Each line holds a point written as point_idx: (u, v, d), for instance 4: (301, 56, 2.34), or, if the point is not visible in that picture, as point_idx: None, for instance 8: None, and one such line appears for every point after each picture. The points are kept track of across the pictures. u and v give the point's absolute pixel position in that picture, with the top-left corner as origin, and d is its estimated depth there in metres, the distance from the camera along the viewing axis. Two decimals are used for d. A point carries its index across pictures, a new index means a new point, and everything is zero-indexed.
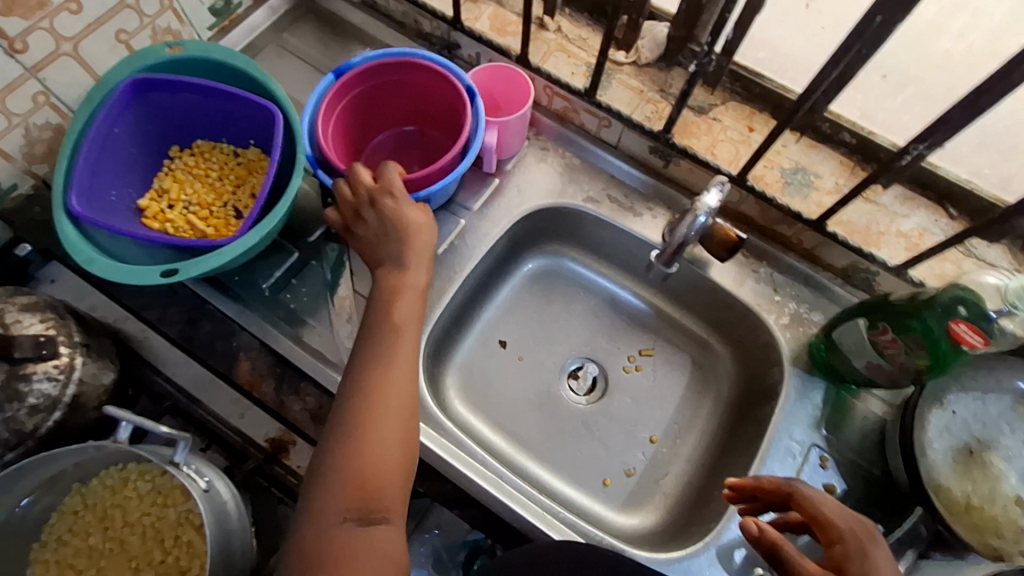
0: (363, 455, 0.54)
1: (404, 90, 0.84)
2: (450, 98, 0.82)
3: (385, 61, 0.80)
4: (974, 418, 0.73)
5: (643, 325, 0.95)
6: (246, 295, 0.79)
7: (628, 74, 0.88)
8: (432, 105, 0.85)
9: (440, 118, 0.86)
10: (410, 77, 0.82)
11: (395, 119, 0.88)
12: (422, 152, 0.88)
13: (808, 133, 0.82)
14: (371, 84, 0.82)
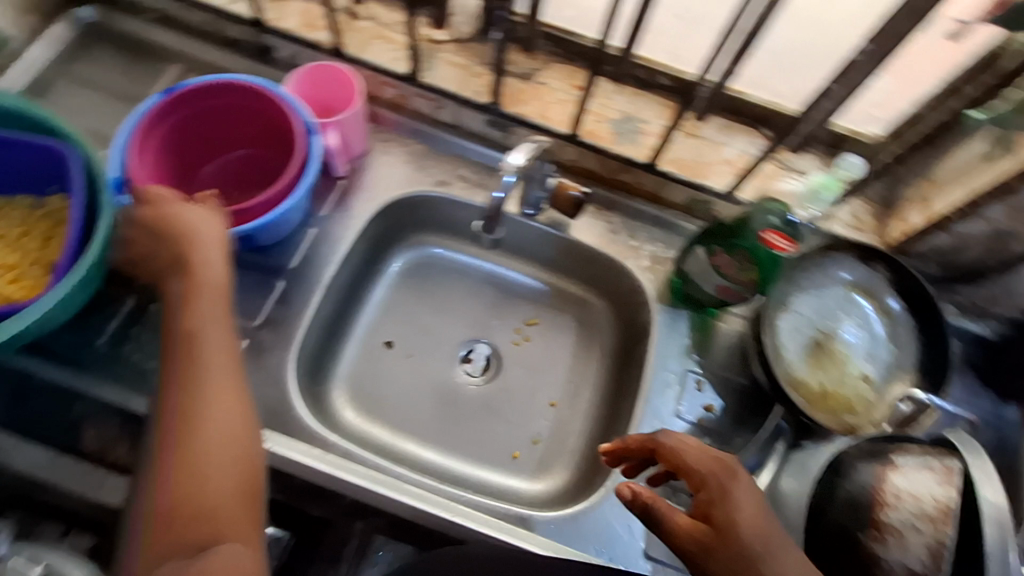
0: (178, 482, 0.50)
1: (231, 115, 0.78)
2: (281, 122, 0.77)
3: (204, 87, 0.74)
4: (816, 314, 0.80)
5: (523, 297, 0.96)
6: (75, 356, 0.71)
7: (450, 51, 0.87)
8: (263, 128, 0.79)
9: (274, 142, 0.80)
10: (235, 101, 0.76)
11: (226, 145, 0.82)
12: (260, 178, 0.83)
13: (627, 82, 0.85)
14: (192, 109, 0.76)
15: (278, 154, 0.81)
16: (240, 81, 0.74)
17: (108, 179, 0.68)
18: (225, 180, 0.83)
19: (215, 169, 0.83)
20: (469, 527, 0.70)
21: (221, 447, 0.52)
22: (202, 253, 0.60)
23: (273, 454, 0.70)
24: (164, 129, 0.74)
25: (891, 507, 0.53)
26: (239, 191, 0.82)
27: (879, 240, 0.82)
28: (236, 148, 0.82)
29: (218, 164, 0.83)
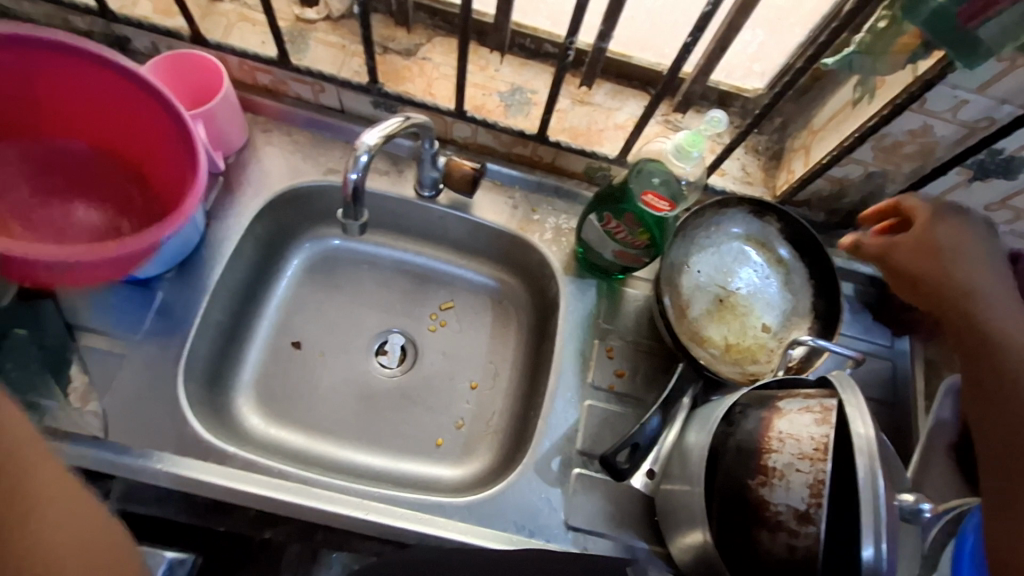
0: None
1: (111, 106, 0.71)
2: (176, 145, 0.70)
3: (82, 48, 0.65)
4: (715, 270, 0.81)
5: (434, 282, 0.93)
6: None
7: (325, 30, 0.83)
8: (145, 130, 0.72)
9: (157, 154, 0.73)
10: (117, 82, 0.68)
11: (93, 127, 0.73)
12: (122, 198, 0.75)
13: (513, 52, 0.84)
14: (51, 61, 0.66)
15: (159, 171, 0.74)
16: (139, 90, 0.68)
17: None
18: (72, 169, 0.75)
19: (65, 151, 0.74)
20: (386, 524, 0.68)
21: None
22: None
23: (168, 475, 0.66)
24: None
25: (776, 451, 0.55)
26: (88, 198, 0.74)
27: (769, 193, 0.84)
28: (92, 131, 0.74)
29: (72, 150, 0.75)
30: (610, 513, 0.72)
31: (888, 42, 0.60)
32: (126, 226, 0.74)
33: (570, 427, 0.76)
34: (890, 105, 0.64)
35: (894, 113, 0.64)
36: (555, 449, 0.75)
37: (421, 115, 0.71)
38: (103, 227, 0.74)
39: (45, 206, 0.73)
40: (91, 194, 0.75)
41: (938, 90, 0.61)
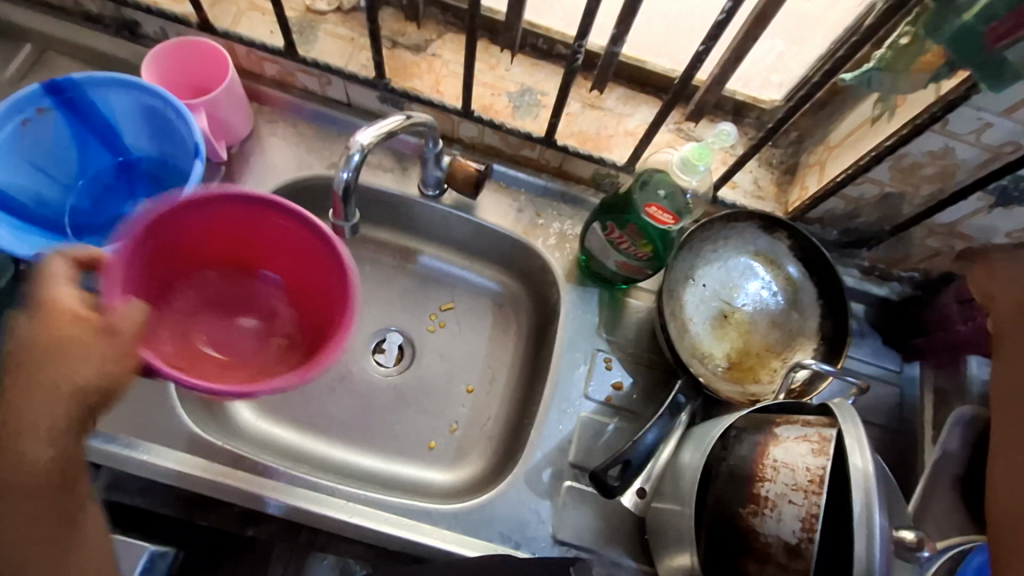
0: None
1: (278, 245, 0.67)
2: (327, 259, 0.64)
3: (275, 203, 0.62)
4: (721, 285, 0.80)
5: (435, 282, 0.92)
6: None
7: (334, 22, 0.82)
8: (308, 267, 0.67)
9: (316, 290, 0.68)
10: (298, 235, 0.64)
11: (252, 254, 0.69)
12: (281, 309, 0.72)
13: (525, 53, 0.82)
14: (242, 216, 0.64)
15: (314, 300, 0.69)
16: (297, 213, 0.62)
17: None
18: (238, 304, 0.71)
19: (222, 281, 0.71)
20: (369, 529, 0.67)
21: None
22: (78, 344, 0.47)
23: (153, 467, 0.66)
24: (189, 227, 0.63)
25: (769, 480, 0.52)
26: (252, 313, 0.72)
27: (781, 209, 0.81)
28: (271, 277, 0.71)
29: (244, 290, 0.72)
30: (599, 528, 0.71)
31: (910, 59, 0.58)
32: (280, 329, 0.71)
33: (563, 438, 0.75)
34: (910, 126, 0.62)
35: (915, 134, 0.62)
36: (547, 460, 0.73)
37: (425, 114, 0.70)
38: (266, 342, 0.71)
39: (222, 317, 0.71)
40: (251, 308, 0.72)
41: (961, 111, 0.59)
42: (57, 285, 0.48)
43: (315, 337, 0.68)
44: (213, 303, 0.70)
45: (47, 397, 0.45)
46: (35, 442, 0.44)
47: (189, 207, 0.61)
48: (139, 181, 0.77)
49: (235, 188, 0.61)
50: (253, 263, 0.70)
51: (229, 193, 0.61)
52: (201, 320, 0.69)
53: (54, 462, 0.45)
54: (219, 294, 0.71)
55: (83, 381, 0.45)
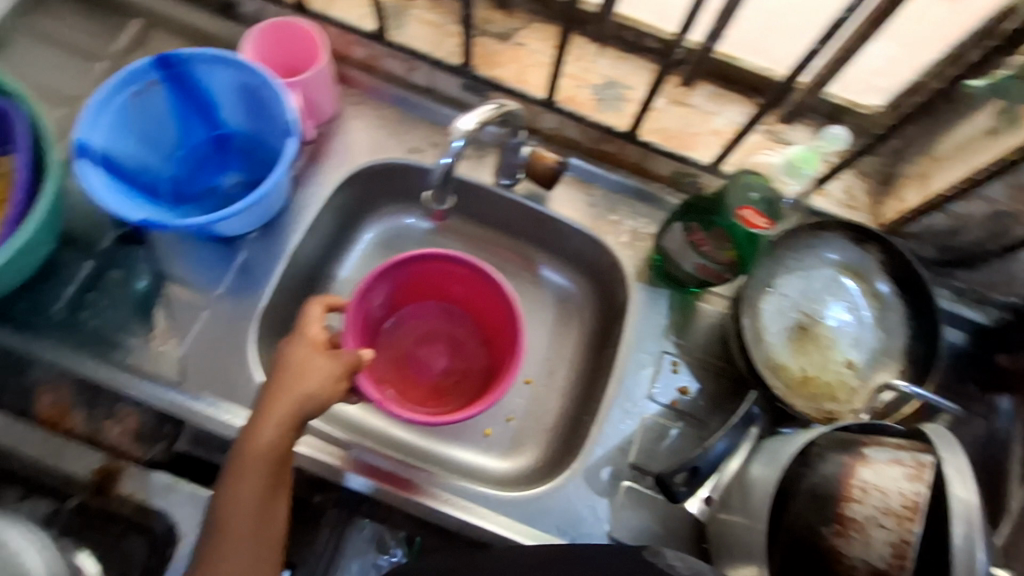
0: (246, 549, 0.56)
1: (453, 282, 0.81)
2: (504, 303, 0.77)
3: (459, 260, 0.77)
4: (801, 296, 0.76)
5: (501, 271, 0.92)
6: (35, 322, 0.70)
7: (424, 9, 0.83)
8: (486, 305, 0.81)
9: (490, 318, 0.82)
10: (475, 282, 0.79)
11: (437, 297, 0.85)
12: (462, 340, 0.85)
13: (612, 44, 0.80)
14: (427, 269, 0.80)
15: (490, 327, 0.83)
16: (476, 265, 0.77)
17: (77, 141, 0.66)
18: (421, 329, 0.85)
19: (412, 317, 0.85)
20: (430, 507, 0.69)
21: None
22: (306, 382, 0.59)
23: (232, 427, 0.69)
24: (399, 283, 0.80)
25: (857, 501, 0.50)
26: (435, 339, 0.85)
27: (873, 219, 0.78)
28: (447, 307, 0.85)
29: (426, 326, 0.85)
30: (656, 532, 0.70)
31: None
32: (461, 355, 0.84)
33: (624, 438, 0.74)
34: None
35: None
36: (606, 458, 0.73)
37: (513, 104, 0.68)
38: (452, 367, 0.84)
39: (416, 348, 0.84)
40: (436, 339, 0.85)
41: None
42: (312, 326, 0.64)
43: (496, 362, 0.82)
44: (410, 338, 0.84)
45: (283, 392, 0.59)
46: (273, 427, 0.58)
47: (395, 269, 0.77)
48: (232, 156, 0.81)
49: (429, 250, 0.77)
50: (434, 295, 0.84)
51: (417, 254, 0.77)
52: (404, 353, 0.83)
53: (280, 445, 0.57)
54: (416, 331, 0.85)
55: (307, 392, 0.59)
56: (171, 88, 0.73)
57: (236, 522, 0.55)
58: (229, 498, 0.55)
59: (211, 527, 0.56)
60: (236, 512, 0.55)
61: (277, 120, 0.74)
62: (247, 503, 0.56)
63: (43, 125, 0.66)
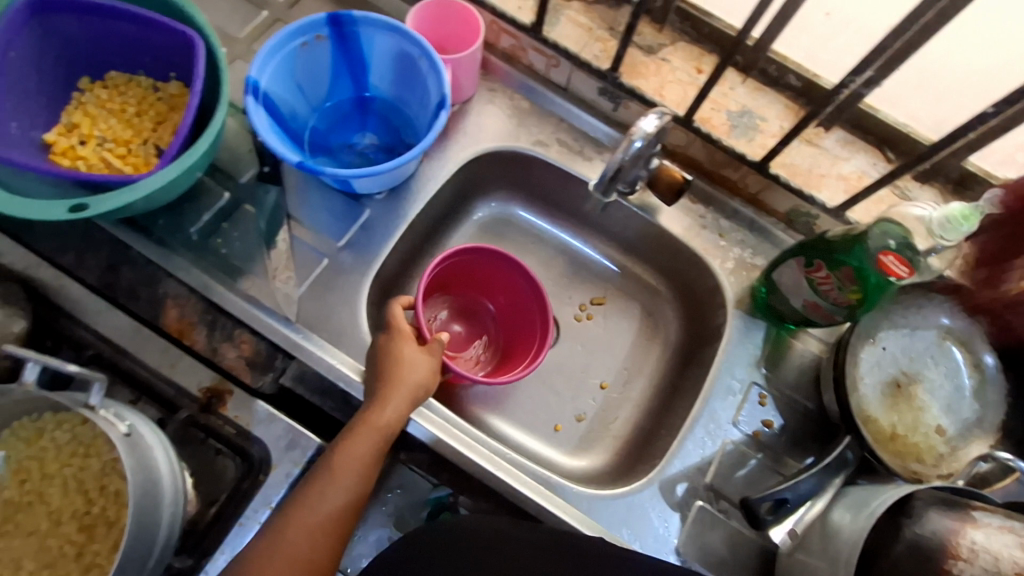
0: (339, 498, 0.59)
1: (502, 283, 0.87)
2: (536, 310, 0.84)
3: (525, 273, 0.82)
4: (902, 353, 0.76)
5: (591, 275, 0.95)
6: (172, 240, 0.74)
7: (577, 10, 0.85)
8: (523, 317, 0.87)
9: (517, 319, 0.88)
10: (529, 298, 0.84)
11: (483, 290, 0.89)
12: (487, 330, 0.91)
13: (754, 75, 0.82)
14: (495, 268, 0.85)
15: (514, 326, 0.88)
16: (526, 274, 0.83)
17: (250, 79, 0.70)
18: (453, 308, 0.90)
19: (459, 294, 0.89)
20: (510, 486, 0.71)
21: (317, 523, 0.58)
22: (425, 372, 0.67)
23: (336, 372, 0.72)
24: (467, 264, 0.85)
25: (965, 561, 0.51)
26: (462, 321, 0.90)
27: None
28: (483, 300, 0.90)
29: (463, 306, 0.90)
30: (724, 555, 0.71)
31: None
32: (479, 340, 0.90)
33: (704, 457, 0.75)
34: None
35: None
36: (683, 474, 0.74)
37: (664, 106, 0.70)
38: (467, 347, 0.89)
39: (447, 320, 0.89)
40: (466, 319, 0.91)
41: None
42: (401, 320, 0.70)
43: (505, 362, 0.87)
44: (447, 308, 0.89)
45: (408, 371, 0.66)
46: (396, 403, 0.64)
47: (480, 253, 0.83)
48: (371, 117, 0.85)
49: (511, 255, 0.83)
50: (475, 286, 0.89)
51: (500, 255, 0.82)
52: (436, 319, 0.88)
53: (397, 418, 0.64)
54: (453, 306, 0.90)
55: (421, 384, 0.66)
56: (334, 43, 0.77)
57: (345, 472, 0.60)
58: (341, 448, 0.61)
59: (316, 469, 0.61)
60: (345, 460, 0.60)
61: (427, 92, 0.78)
62: (355, 458, 0.61)
63: (220, 56, 0.70)
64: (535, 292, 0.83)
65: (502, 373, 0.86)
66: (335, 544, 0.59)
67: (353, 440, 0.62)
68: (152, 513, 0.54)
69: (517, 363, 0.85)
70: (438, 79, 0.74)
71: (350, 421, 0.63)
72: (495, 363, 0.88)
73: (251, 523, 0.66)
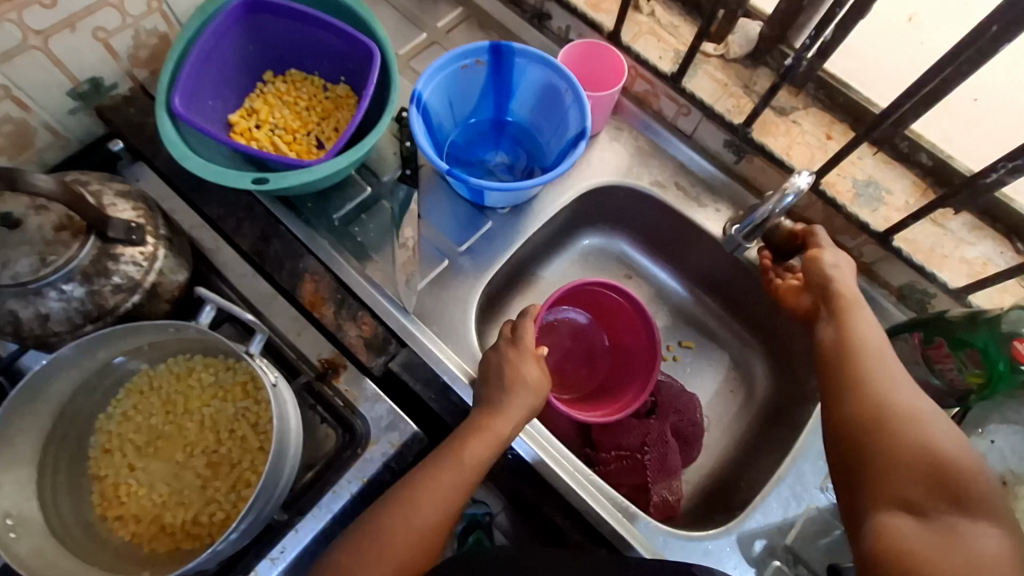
0: (453, 492, 0.62)
1: (624, 326, 0.90)
2: (645, 364, 0.86)
3: (652, 328, 0.86)
4: (1012, 452, 0.71)
5: (684, 319, 0.97)
6: (317, 222, 0.83)
7: (715, 66, 0.90)
8: (629, 365, 0.89)
9: (625, 364, 0.90)
10: (643, 353, 0.87)
11: (604, 324, 0.93)
12: (588, 361, 0.93)
13: (885, 149, 0.83)
14: (622, 308, 0.89)
15: (619, 368, 0.91)
16: (653, 328, 0.86)
17: (416, 91, 0.78)
18: (569, 327, 0.93)
19: (579, 318, 0.93)
20: (592, 507, 0.72)
21: (432, 510, 0.61)
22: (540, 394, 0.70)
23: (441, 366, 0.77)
24: (598, 294, 0.90)
25: None
26: (571, 344, 0.93)
27: None
28: (598, 332, 0.93)
29: (576, 329, 0.93)
30: None
31: None
32: (579, 368, 0.92)
33: (786, 518, 0.74)
34: None
35: None
36: (762, 530, 0.73)
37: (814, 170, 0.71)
38: (566, 370, 0.92)
39: (562, 336, 0.92)
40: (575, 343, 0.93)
41: None
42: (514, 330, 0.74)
43: (595, 397, 0.89)
44: (565, 326, 0.92)
45: (527, 389, 0.69)
46: (513, 416, 0.67)
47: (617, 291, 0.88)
48: (505, 139, 0.92)
49: (642, 305, 0.87)
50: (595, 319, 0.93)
51: (632, 298, 0.87)
52: (553, 332, 0.91)
53: (513, 431, 0.67)
54: (569, 326, 0.93)
55: (535, 404, 0.70)
56: (490, 69, 0.84)
57: (466, 469, 0.63)
58: (461, 444, 0.65)
59: (438, 459, 0.64)
60: (465, 456, 0.64)
61: (566, 123, 0.83)
62: (474, 458, 0.64)
63: (394, 65, 0.78)
64: (653, 349, 0.86)
65: (591, 405, 0.88)
66: (442, 534, 0.61)
67: (474, 441, 0.65)
68: (280, 459, 0.60)
69: (612, 400, 0.87)
70: (581, 110, 0.79)
71: (473, 421, 0.67)
72: (586, 393, 0.90)
73: (343, 495, 0.71)
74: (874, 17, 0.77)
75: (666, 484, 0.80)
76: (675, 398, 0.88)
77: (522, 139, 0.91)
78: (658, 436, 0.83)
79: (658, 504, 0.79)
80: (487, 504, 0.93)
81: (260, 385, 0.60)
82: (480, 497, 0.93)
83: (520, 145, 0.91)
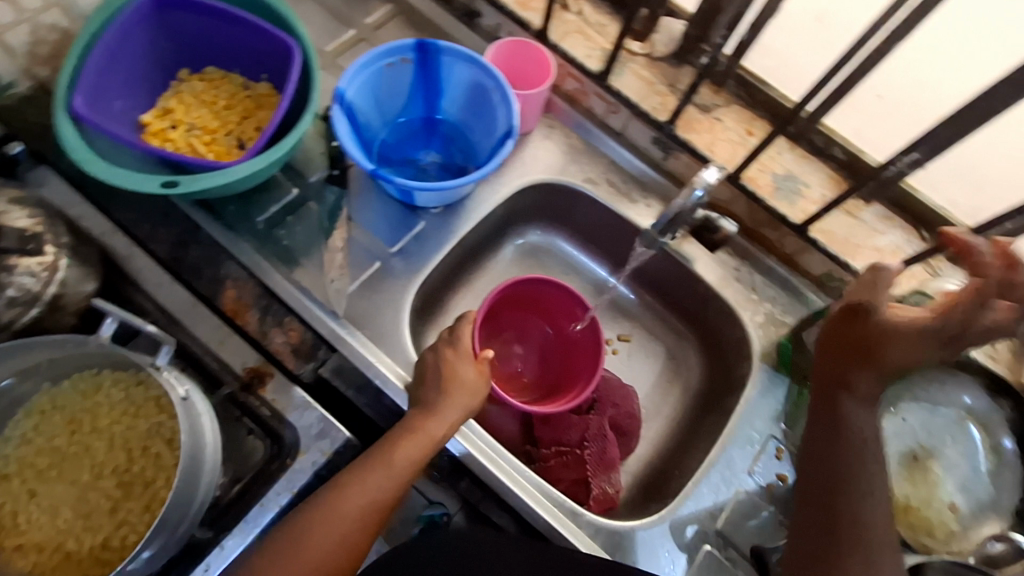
0: (380, 492, 0.61)
1: (565, 317, 0.91)
2: (589, 353, 0.87)
3: (590, 316, 0.86)
4: (921, 428, 0.75)
5: (621, 313, 0.98)
6: (238, 225, 0.79)
7: (641, 64, 0.91)
8: (575, 356, 0.90)
9: (571, 355, 0.91)
10: (585, 341, 0.88)
11: (545, 317, 0.93)
12: (537, 356, 0.93)
13: (802, 144, 0.86)
14: (561, 299, 0.90)
15: (565, 360, 0.91)
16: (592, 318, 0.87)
17: (338, 89, 0.76)
18: (513, 326, 0.93)
19: (521, 316, 0.93)
20: (529, 505, 0.72)
21: (354, 505, 0.60)
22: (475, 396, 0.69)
23: (374, 369, 0.75)
24: (536, 290, 0.90)
25: None
26: (517, 341, 0.93)
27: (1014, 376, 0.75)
28: (543, 326, 0.94)
29: (521, 327, 0.94)
30: None
31: None
32: (528, 365, 0.93)
33: (717, 503, 0.76)
34: None
35: None
36: (694, 517, 0.75)
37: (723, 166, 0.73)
38: (515, 369, 0.92)
39: (506, 336, 0.93)
40: (521, 340, 0.94)
41: None
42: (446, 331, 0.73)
43: (545, 392, 0.90)
44: (508, 325, 0.93)
45: (462, 389, 0.68)
46: (446, 420, 0.66)
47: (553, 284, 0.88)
48: (437, 138, 0.91)
49: (580, 295, 0.88)
50: (538, 313, 0.93)
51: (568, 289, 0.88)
52: (496, 331, 0.92)
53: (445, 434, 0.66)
54: (512, 324, 0.93)
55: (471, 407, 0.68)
56: (416, 67, 0.83)
57: (393, 471, 0.62)
58: (390, 444, 0.64)
59: (366, 459, 0.63)
60: (395, 458, 0.63)
61: (495, 122, 0.83)
62: (403, 459, 0.63)
63: (314, 62, 0.76)
64: (595, 338, 0.86)
65: (542, 400, 0.88)
66: (365, 535, 0.60)
67: (406, 445, 0.64)
68: (191, 475, 0.57)
69: (564, 392, 0.88)
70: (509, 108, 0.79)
71: (405, 426, 0.66)
72: (537, 390, 0.91)
73: (270, 507, 0.68)
74: (782, 17, 0.78)
75: (605, 477, 0.82)
76: (613, 391, 0.89)
77: (455, 137, 0.90)
78: (596, 430, 0.84)
79: (596, 498, 0.80)
80: (444, 505, 0.83)
81: (168, 400, 0.57)
82: (435, 496, 0.84)
83: (454, 143, 0.90)
